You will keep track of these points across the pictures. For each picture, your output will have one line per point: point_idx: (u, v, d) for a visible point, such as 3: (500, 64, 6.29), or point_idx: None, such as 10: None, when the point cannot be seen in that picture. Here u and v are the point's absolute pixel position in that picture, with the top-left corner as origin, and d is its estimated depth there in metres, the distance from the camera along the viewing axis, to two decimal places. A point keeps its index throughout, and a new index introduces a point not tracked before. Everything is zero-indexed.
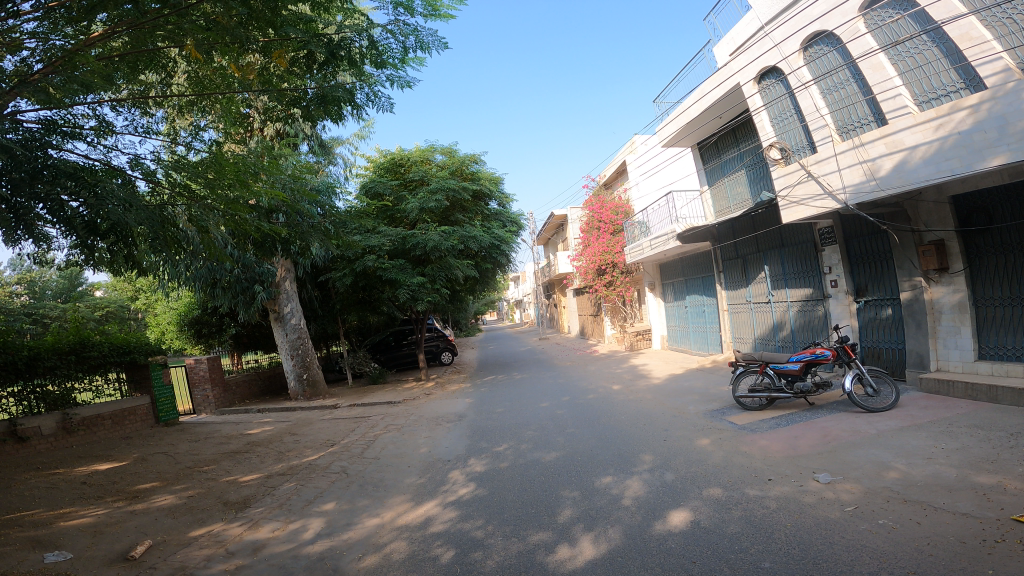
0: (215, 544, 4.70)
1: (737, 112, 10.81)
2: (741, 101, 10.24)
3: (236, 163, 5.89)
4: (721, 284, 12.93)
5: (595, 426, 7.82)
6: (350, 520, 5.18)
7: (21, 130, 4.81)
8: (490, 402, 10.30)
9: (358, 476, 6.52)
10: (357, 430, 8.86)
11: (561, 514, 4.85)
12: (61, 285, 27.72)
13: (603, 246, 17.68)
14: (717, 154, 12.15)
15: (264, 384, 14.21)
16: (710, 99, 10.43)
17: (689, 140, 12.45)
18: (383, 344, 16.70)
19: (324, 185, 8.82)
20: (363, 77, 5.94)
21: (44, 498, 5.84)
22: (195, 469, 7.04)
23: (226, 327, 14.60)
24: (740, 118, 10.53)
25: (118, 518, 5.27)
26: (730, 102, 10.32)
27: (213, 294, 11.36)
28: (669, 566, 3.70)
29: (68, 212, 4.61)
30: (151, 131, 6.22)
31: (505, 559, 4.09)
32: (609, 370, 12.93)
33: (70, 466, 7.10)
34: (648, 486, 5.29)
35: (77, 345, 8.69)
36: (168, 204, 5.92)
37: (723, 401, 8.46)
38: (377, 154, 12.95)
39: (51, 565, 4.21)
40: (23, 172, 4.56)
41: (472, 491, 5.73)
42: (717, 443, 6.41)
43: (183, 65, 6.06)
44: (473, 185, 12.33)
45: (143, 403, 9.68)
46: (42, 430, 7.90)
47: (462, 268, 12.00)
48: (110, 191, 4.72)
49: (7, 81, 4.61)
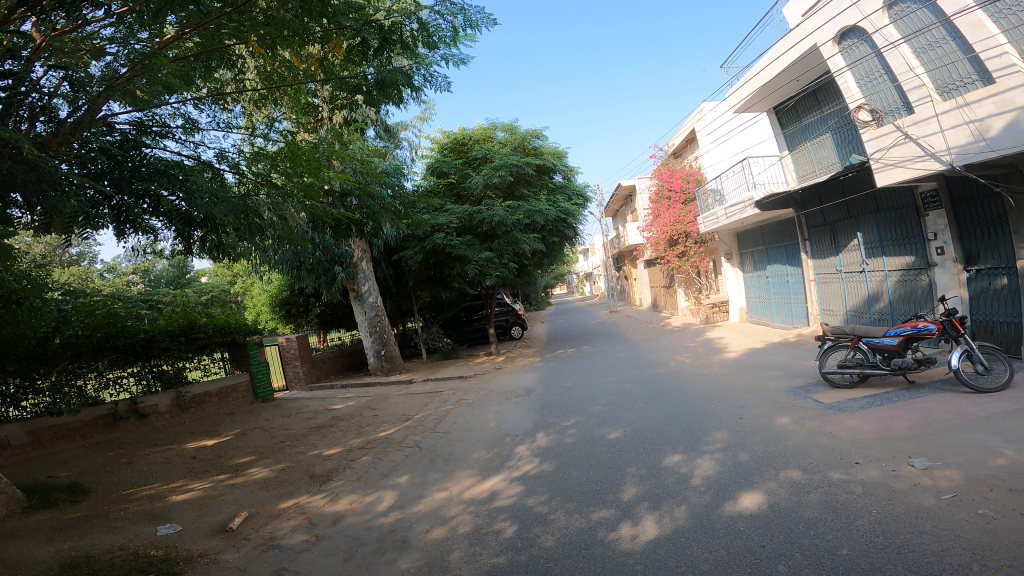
0: (299, 516, 5.08)
1: (816, 73, 9.99)
2: (818, 63, 9.45)
3: (309, 152, 6.36)
4: (808, 253, 12.16)
5: (665, 402, 7.68)
6: (420, 493, 5.41)
7: (117, 132, 5.17)
8: (558, 376, 10.32)
9: (430, 450, 6.78)
10: (430, 405, 9.20)
11: (626, 491, 4.84)
12: (170, 273, 30.22)
13: (676, 216, 17.05)
14: (796, 117, 11.33)
15: (347, 361, 14.98)
16: (783, 63, 9.69)
17: (765, 105, 11.67)
18: (454, 319, 17.03)
19: (391, 166, 8.98)
20: (418, 59, 5.90)
21: (160, 472, 6.53)
22: (286, 444, 7.60)
23: (312, 307, 15.41)
24: (820, 79, 9.75)
25: (219, 492, 5.81)
26: (807, 64, 9.55)
27: (298, 276, 12.06)
28: (737, 549, 3.63)
29: (167, 206, 4.98)
30: (232, 126, 6.67)
31: (566, 536, 4.17)
32: (682, 344, 12.56)
33: (182, 442, 7.86)
34: (720, 465, 5.17)
35: (186, 327, 9.41)
36: (252, 193, 6.35)
37: (808, 377, 8.05)
38: (440, 135, 12.99)
39: (162, 536, 4.69)
40: (125, 169, 4.97)
41: (537, 466, 5.82)
42: (800, 422, 6.13)
43: (253, 59, 6.35)
44: (537, 160, 12.14)
45: (243, 380, 10.51)
46: (159, 408, 8.76)
47: (530, 242, 11.89)
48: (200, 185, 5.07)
49: (99, 85, 5.01)
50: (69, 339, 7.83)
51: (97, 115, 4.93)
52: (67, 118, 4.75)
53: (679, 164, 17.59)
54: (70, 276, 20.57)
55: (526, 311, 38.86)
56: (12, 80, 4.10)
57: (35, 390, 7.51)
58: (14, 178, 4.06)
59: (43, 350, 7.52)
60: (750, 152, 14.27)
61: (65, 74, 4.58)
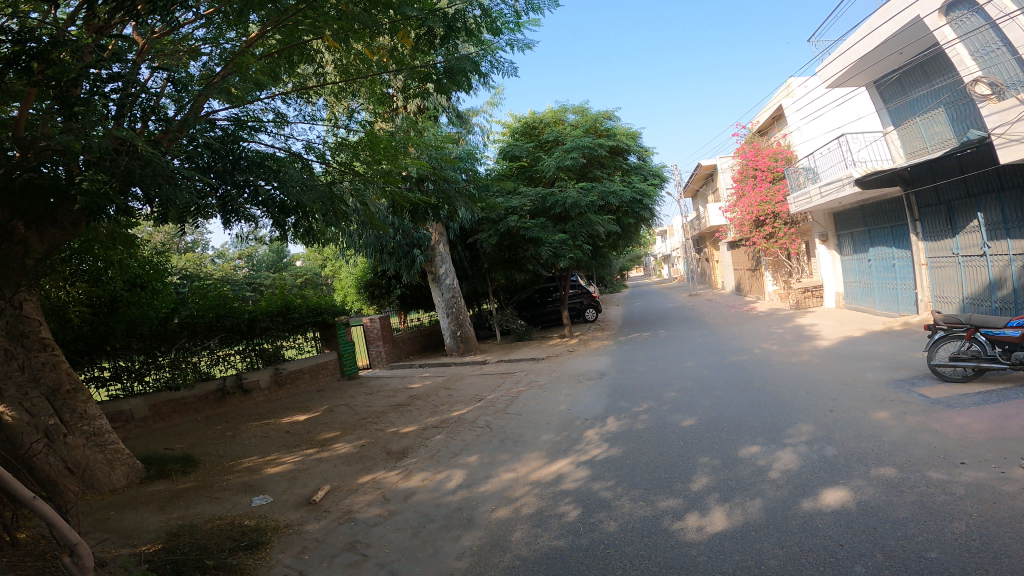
0: (375, 490, 5.40)
1: (924, 43, 9.25)
2: (924, 33, 8.73)
3: (386, 141, 6.62)
4: (918, 234, 11.15)
5: (745, 391, 7.40)
6: (488, 473, 5.58)
7: (219, 129, 5.49)
8: (632, 361, 10.17)
9: (500, 431, 6.94)
10: (502, 386, 9.39)
11: (696, 481, 4.75)
12: (269, 257, 32.41)
13: (762, 196, 16.20)
14: (902, 91, 10.50)
15: (425, 341, 15.54)
16: (882, 34, 9.09)
17: (862, 79, 10.92)
18: (528, 301, 17.15)
19: (464, 152, 9.10)
20: (485, 46, 5.93)
21: (259, 445, 7.13)
22: (368, 421, 8.04)
23: (394, 289, 16.11)
24: (927, 50, 9.04)
25: (308, 465, 6.27)
26: (911, 35, 8.88)
27: (380, 259, 12.61)
28: (811, 547, 3.48)
29: (265, 196, 5.33)
30: (316, 119, 7.00)
31: (629, 522, 4.16)
32: (768, 330, 11.96)
33: (278, 416, 8.52)
34: (803, 459, 4.94)
35: (283, 308, 10.13)
36: (337, 181, 6.66)
37: (912, 369, 7.44)
38: (511, 119, 13.02)
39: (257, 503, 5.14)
40: (227, 163, 5.30)
41: (605, 451, 5.81)
42: (899, 418, 5.70)
43: (330, 54, 6.63)
44: (610, 142, 11.91)
45: (332, 359, 11.19)
46: (260, 384, 9.51)
47: (604, 224, 11.72)
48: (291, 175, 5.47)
49: (199, 86, 5.34)
50: (186, 320, 8.55)
51: (201, 114, 5.29)
52: (174, 117, 4.97)
53: (765, 143, 16.71)
54: (185, 262, 22.59)
55: (602, 293, 38.39)
56: (123, 82, 4.44)
57: (158, 366, 8.19)
58: (132, 173, 4.39)
59: (164, 329, 8.25)
60: (847, 128, 13.28)
61: (168, 76, 4.94)
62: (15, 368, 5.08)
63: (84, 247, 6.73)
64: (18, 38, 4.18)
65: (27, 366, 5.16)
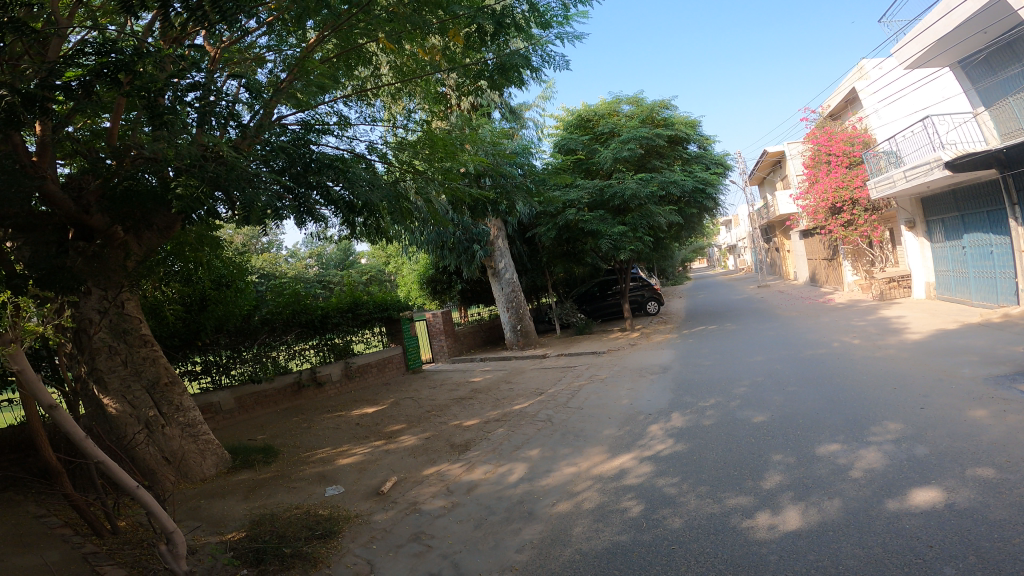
0: (439, 482, 5.50)
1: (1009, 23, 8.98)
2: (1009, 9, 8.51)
3: (445, 138, 6.71)
4: (1019, 219, 10.22)
5: (822, 386, 7.03)
6: (549, 467, 5.57)
7: (289, 133, 5.77)
8: (698, 354, 9.87)
9: (562, 425, 6.90)
10: (562, 380, 9.36)
11: (768, 479, 4.54)
12: (336, 256, 33.68)
13: (838, 181, 15.31)
14: (990, 70, 9.95)
15: (485, 335, 15.73)
16: (961, 14, 8.93)
17: (946, 59, 10.53)
18: (588, 294, 17.01)
19: (519, 146, 9.11)
20: (534, 41, 5.93)
21: (331, 437, 7.42)
22: (432, 414, 8.21)
23: (455, 284, 16.40)
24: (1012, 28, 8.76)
25: (376, 456, 6.48)
26: (994, 13, 8.66)
27: (442, 256, 12.79)
28: (896, 548, 3.26)
29: (335, 196, 5.52)
30: (376, 120, 7.18)
31: (695, 519, 4.04)
32: (848, 323, 11.29)
33: (349, 409, 8.85)
34: (889, 458, 4.63)
35: (352, 304, 10.51)
36: (400, 180, 6.82)
37: (1015, 364, 6.83)
38: (564, 113, 12.93)
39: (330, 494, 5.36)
40: (298, 166, 5.52)
41: (670, 447, 5.67)
42: (1000, 416, 5.24)
43: (386, 56, 6.79)
44: (668, 132, 11.60)
45: (397, 353, 11.52)
46: (332, 377, 9.91)
47: (665, 215, 11.39)
48: (357, 175, 5.70)
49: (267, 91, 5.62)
50: (266, 317, 8.97)
51: (271, 119, 5.56)
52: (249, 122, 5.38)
53: (838, 126, 15.77)
54: (263, 262, 23.82)
55: (663, 285, 37.52)
56: (203, 90, 4.73)
57: (242, 360, 8.61)
58: (219, 177, 4.80)
59: (249, 325, 8.62)
60: (934, 109, 12.39)
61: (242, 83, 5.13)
62: (119, 363, 5.50)
63: (176, 249, 7.18)
64: (101, 50, 4.34)
65: (129, 361, 5.55)
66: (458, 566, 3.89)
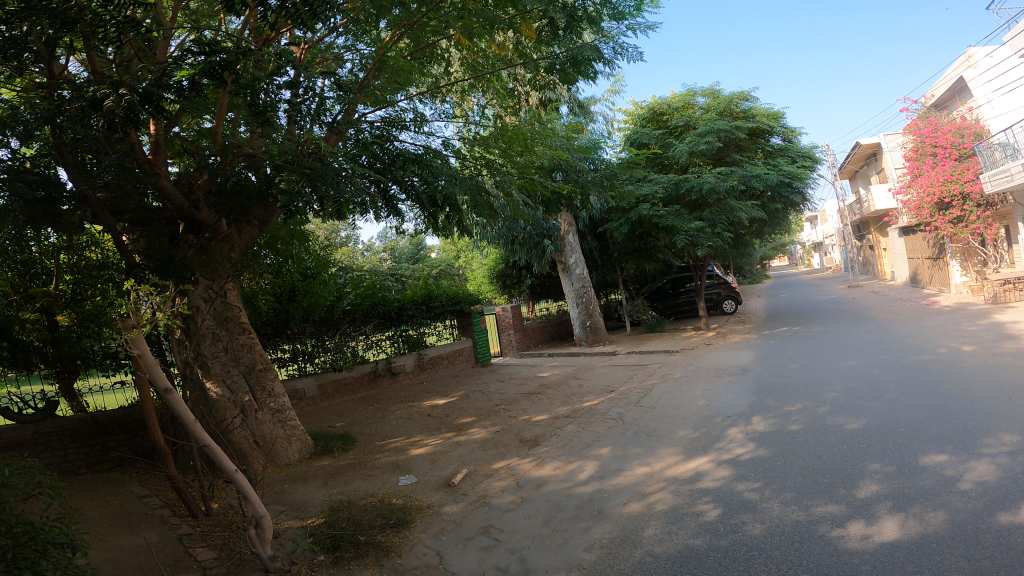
0: (510, 477, 5.48)
1: None
2: None
3: (519, 132, 6.80)
4: None
5: (924, 394, 6.43)
6: (621, 466, 5.42)
7: (376, 130, 6.03)
8: (781, 356, 9.35)
9: (634, 424, 6.71)
10: (634, 377, 9.13)
11: (861, 488, 4.19)
12: (410, 250, 34.65)
13: (945, 174, 14.04)
14: None
15: (553, 331, 15.70)
16: None
17: None
18: (660, 292, 16.58)
19: (591, 141, 9.08)
20: (605, 33, 5.84)
21: (403, 426, 7.60)
22: (501, 407, 8.23)
23: (524, 279, 16.44)
24: None
25: (447, 448, 6.56)
26: None
27: (513, 250, 13.03)
28: (1013, 567, 2.91)
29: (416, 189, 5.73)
30: (450, 115, 7.32)
31: (778, 526, 3.79)
32: (954, 328, 10.30)
33: (420, 400, 9.05)
34: (1004, 471, 4.16)
35: (426, 297, 10.80)
36: (477, 175, 6.91)
37: None
38: (636, 107, 12.68)
39: (403, 484, 5.47)
40: (382, 162, 5.76)
41: (750, 451, 5.36)
42: None
43: (457, 50, 6.91)
44: (749, 124, 11.09)
45: (467, 346, 11.69)
46: (405, 367, 10.19)
47: (748, 210, 10.92)
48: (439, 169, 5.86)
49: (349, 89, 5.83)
50: (348, 307, 9.32)
51: (354, 117, 5.81)
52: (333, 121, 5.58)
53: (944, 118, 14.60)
54: (341, 254, 24.84)
55: (741, 284, 35.98)
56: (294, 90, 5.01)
57: (325, 349, 9.02)
58: (315, 171, 5.04)
59: (332, 316, 9.02)
60: None
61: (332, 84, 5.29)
62: (220, 349, 5.89)
63: (269, 242, 7.59)
64: (208, 49, 4.61)
65: (229, 348, 5.93)
66: (526, 561, 3.85)
